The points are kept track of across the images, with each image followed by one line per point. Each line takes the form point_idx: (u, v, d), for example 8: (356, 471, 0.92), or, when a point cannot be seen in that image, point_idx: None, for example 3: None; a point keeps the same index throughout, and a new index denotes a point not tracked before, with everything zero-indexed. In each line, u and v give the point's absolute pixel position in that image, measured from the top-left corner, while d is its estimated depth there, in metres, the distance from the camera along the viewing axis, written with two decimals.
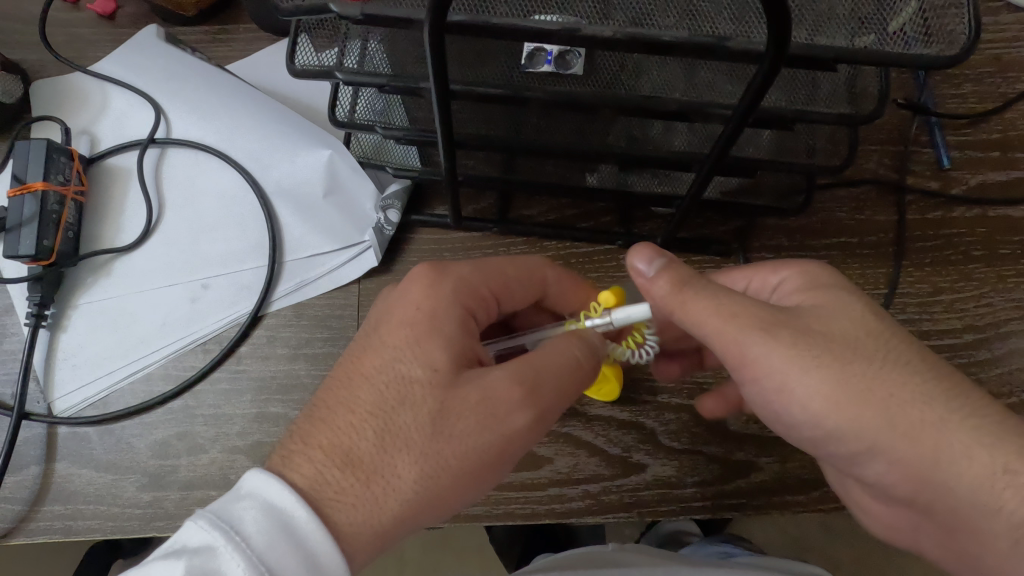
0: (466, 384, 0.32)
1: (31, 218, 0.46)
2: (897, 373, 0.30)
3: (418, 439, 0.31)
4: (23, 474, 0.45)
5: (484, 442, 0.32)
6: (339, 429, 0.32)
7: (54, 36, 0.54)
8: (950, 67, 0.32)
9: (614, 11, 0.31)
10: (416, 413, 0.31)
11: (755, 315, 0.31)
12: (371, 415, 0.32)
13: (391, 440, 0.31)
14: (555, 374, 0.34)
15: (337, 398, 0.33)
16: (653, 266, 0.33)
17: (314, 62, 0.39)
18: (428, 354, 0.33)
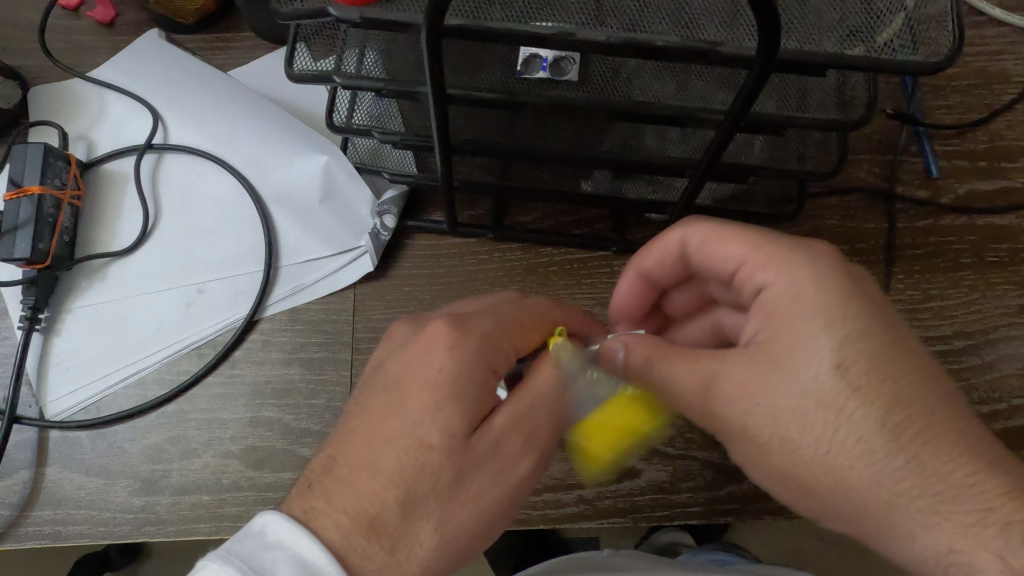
0: (483, 442, 0.32)
1: (27, 221, 0.46)
2: (853, 447, 0.29)
3: (440, 503, 0.31)
4: (12, 479, 0.45)
5: (496, 500, 0.32)
6: (362, 496, 0.30)
7: (53, 43, 0.54)
8: (934, 74, 0.33)
9: (609, 18, 0.32)
10: (438, 475, 0.31)
11: (713, 394, 0.31)
12: (393, 483, 0.30)
13: (416, 506, 0.30)
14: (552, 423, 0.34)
15: (358, 458, 0.31)
16: (623, 347, 0.35)
17: (313, 67, 0.40)
18: (446, 418, 0.31)
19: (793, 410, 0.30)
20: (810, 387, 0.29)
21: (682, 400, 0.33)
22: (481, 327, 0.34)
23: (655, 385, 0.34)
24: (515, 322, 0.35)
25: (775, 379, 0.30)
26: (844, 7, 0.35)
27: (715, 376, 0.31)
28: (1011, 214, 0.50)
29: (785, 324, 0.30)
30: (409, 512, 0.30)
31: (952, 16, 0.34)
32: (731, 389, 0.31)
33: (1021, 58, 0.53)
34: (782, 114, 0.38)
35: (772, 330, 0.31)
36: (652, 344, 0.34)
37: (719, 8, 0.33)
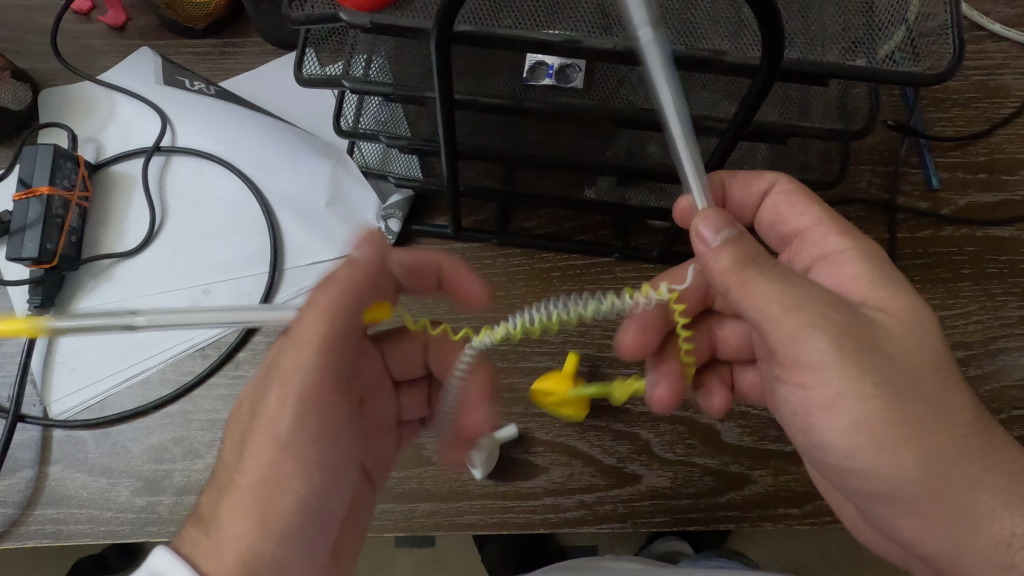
0: (260, 429, 0.32)
1: (36, 221, 0.47)
2: (949, 421, 0.30)
3: (272, 483, 0.32)
4: (15, 478, 0.45)
5: (308, 457, 0.33)
6: (221, 526, 0.31)
7: (64, 46, 0.55)
8: (935, 84, 0.33)
9: (615, 27, 0.33)
10: (256, 461, 0.32)
11: (815, 320, 0.30)
12: (234, 497, 0.32)
13: (253, 503, 0.31)
14: (320, 377, 0.33)
15: (219, 495, 0.32)
16: (721, 236, 0.31)
17: (321, 72, 0.40)
18: (245, 421, 0.33)
19: (904, 364, 0.30)
20: (917, 349, 0.31)
21: (787, 315, 0.30)
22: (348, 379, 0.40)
23: (743, 281, 0.31)
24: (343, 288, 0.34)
25: (887, 326, 0.31)
26: (847, 20, 0.36)
27: (811, 307, 0.30)
28: (1011, 225, 0.50)
29: (878, 290, 0.33)
30: (255, 516, 0.31)
31: (953, 28, 0.35)
32: (838, 314, 0.31)
33: (1020, 72, 0.53)
34: (785, 123, 0.38)
35: (868, 290, 0.33)
36: (754, 244, 0.32)
37: (724, 18, 0.33)
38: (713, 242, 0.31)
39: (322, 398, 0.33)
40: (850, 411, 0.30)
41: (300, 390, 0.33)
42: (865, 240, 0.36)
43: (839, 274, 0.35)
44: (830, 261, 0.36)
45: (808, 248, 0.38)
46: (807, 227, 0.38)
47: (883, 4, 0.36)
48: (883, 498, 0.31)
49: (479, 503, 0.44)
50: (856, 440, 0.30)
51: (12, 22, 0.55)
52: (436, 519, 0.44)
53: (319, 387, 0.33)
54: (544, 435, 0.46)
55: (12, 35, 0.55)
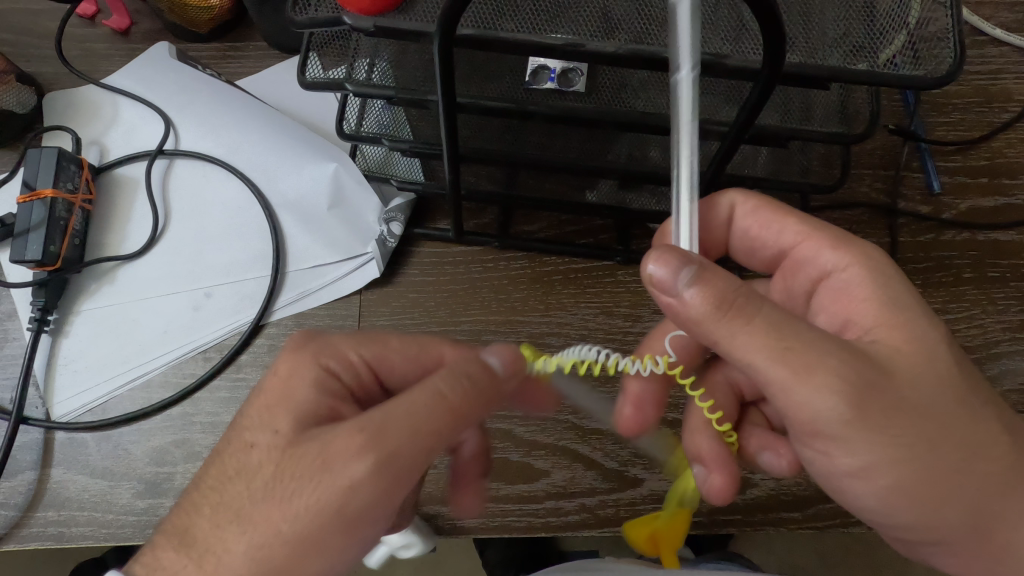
0: (331, 439, 0.28)
1: (40, 224, 0.47)
2: (969, 450, 0.30)
3: (306, 535, 0.27)
4: (17, 480, 0.45)
5: (353, 523, 0.27)
6: (226, 552, 0.27)
7: (69, 51, 0.55)
8: (936, 88, 0.34)
9: (617, 31, 0.33)
10: (297, 509, 0.27)
11: (831, 383, 0.28)
12: (252, 528, 0.27)
13: (280, 552, 0.27)
14: (409, 446, 0.28)
15: (231, 521, 0.27)
16: (686, 280, 0.28)
17: (325, 75, 0.40)
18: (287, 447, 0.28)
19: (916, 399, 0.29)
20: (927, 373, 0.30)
21: (817, 395, 0.28)
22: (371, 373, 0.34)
23: (734, 338, 0.28)
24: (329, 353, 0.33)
25: (893, 358, 0.30)
26: (847, 25, 0.36)
27: (816, 359, 0.28)
28: (1012, 229, 0.50)
29: (880, 309, 0.32)
30: (276, 560, 0.27)
31: (952, 32, 0.35)
32: (851, 362, 0.28)
33: (1021, 77, 0.53)
34: (786, 126, 0.38)
35: (872, 313, 0.32)
36: (732, 285, 0.28)
37: (724, 21, 0.34)
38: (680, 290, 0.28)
39: (415, 453, 0.28)
40: (876, 468, 0.30)
41: (374, 424, 0.28)
42: (863, 252, 0.34)
43: (842, 296, 0.34)
44: (831, 281, 0.35)
45: (803, 264, 0.37)
46: (795, 242, 0.37)
47: (882, 9, 0.36)
48: (926, 540, 0.32)
49: (480, 507, 0.44)
50: (892, 500, 0.31)
51: (18, 26, 0.56)
52: (437, 523, 0.44)
53: (389, 443, 0.28)
54: (545, 439, 0.46)
55: (17, 39, 0.55)
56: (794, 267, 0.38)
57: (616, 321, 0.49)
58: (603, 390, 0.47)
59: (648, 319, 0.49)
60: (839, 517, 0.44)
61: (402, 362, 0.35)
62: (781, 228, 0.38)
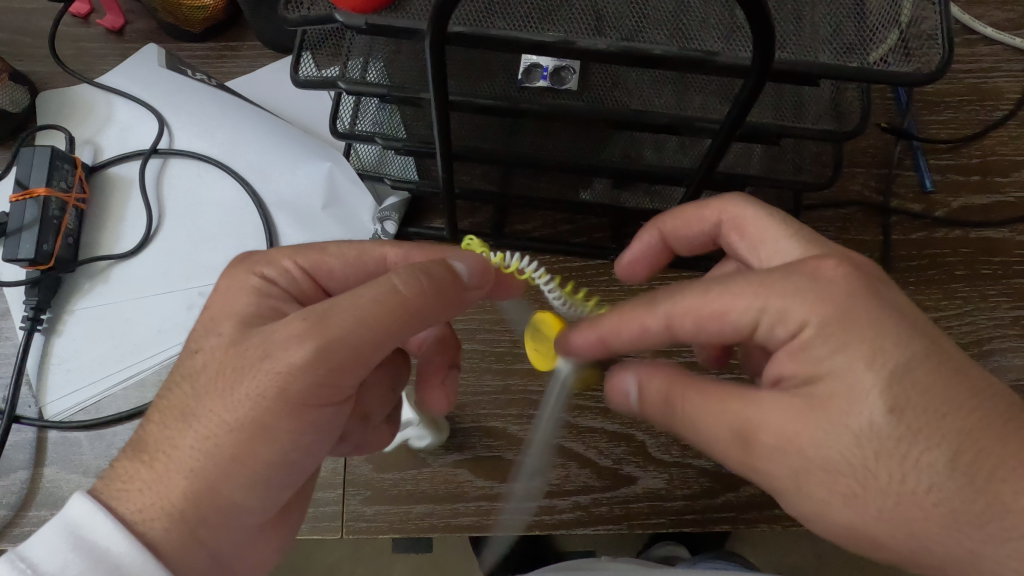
0: (273, 335, 0.29)
1: (33, 223, 0.47)
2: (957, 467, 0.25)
3: (250, 425, 0.29)
4: (10, 479, 0.45)
5: (302, 404, 0.29)
6: (175, 450, 0.29)
7: (63, 50, 0.55)
8: (927, 85, 0.34)
9: (608, 29, 0.33)
10: (239, 401, 0.29)
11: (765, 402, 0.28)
12: (201, 423, 0.29)
13: (229, 442, 0.29)
14: (353, 330, 0.29)
15: (180, 425, 0.29)
16: (633, 395, 0.34)
17: (318, 74, 0.41)
18: (236, 343, 0.30)
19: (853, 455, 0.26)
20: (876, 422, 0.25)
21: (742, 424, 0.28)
22: (306, 276, 0.35)
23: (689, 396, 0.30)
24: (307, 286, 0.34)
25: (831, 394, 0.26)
26: (839, 24, 0.36)
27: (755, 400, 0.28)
28: (1004, 227, 0.51)
29: (824, 362, 0.27)
30: (224, 450, 0.29)
31: (943, 31, 0.35)
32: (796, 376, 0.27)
33: (1012, 76, 0.54)
34: (778, 125, 0.38)
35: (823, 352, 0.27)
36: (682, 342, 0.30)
37: (716, 20, 0.34)
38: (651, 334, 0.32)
39: (362, 340, 0.30)
40: (858, 508, 0.27)
41: (315, 314, 0.29)
42: (776, 282, 0.28)
43: (802, 350, 0.27)
44: (781, 333, 0.28)
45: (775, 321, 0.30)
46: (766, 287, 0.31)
47: (873, 8, 0.36)
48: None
49: (475, 505, 0.44)
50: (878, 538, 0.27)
51: (12, 25, 0.56)
52: (431, 521, 0.44)
53: (326, 335, 0.29)
54: (539, 436, 0.46)
55: (12, 39, 0.55)
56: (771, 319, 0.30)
57: None
58: (597, 389, 0.47)
59: None
60: None
61: (341, 266, 0.36)
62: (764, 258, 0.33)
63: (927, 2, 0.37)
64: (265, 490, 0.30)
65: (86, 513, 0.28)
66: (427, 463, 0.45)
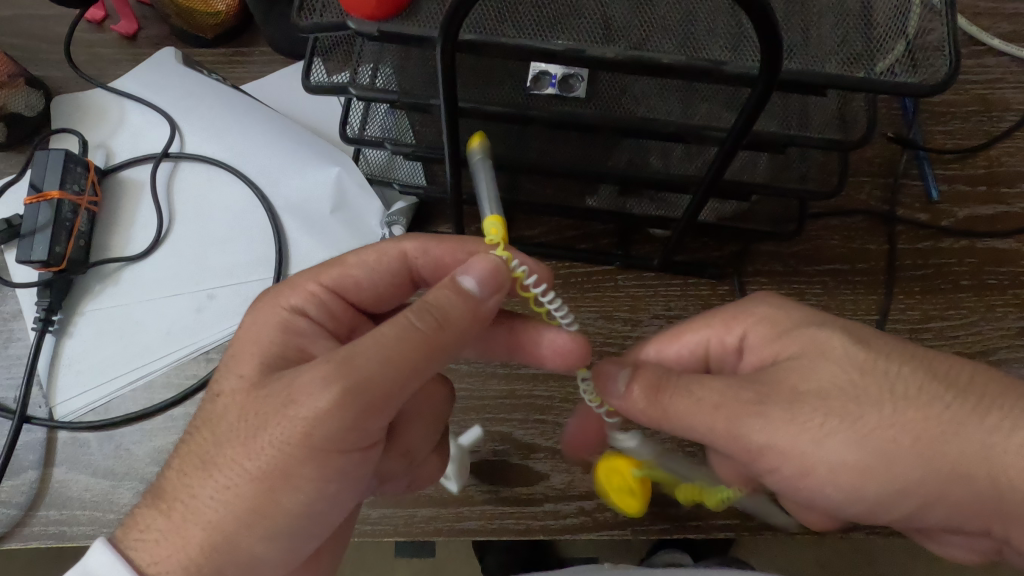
0: (306, 370, 0.30)
1: (46, 225, 0.48)
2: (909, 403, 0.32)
3: (274, 472, 0.30)
4: (20, 479, 0.45)
5: (324, 451, 0.30)
6: (193, 498, 0.31)
7: (77, 55, 0.56)
8: (932, 94, 0.34)
9: (617, 38, 0.33)
10: (262, 448, 0.30)
11: (735, 406, 0.33)
12: (224, 474, 0.30)
13: (247, 496, 0.30)
14: (372, 371, 0.30)
15: (200, 475, 0.31)
16: (621, 382, 0.36)
17: (329, 80, 0.41)
18: (255, 398, 0.31)
19: (844, 390, 0.32)
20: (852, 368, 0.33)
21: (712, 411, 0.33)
22: (335, 297, 0.38)
23: (676, 409, 0.34)
24: (329, 294, 0.37)
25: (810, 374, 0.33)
26: (845, 34, 0.36)
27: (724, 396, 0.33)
28: (1011, 237, 0.51)
29: (781, 343, 0.36)
30: (241, 502, 0.30)
31: (949, 42, 0.35)
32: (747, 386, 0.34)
33: (1019, 87, 0.54)
34: (784, 133, 0.39)
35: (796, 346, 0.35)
36: (656, 375, 0.36)
37: (723, 30, 0.34)
38: (621, 386, 0.36)
39: (389, 381, 0.30)
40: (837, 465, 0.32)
41: (340, 355, 0.30)
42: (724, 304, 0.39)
43: (775, 344, 0.36)
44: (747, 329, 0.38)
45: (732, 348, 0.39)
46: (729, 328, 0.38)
47: (880, 19, 0.37)
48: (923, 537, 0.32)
49: (479, 510, 0.45)
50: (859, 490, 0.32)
51: (27, 30, 0.57)
52: (436, 525, 0.44)
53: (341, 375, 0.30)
54: (544, 441, 0.46)
55: (27, 44, 0.56)
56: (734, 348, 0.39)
57: (616, 324, 0.49)
58: None
59: (647, 324, 0.50)
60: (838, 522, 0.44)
61: (365, 275, 0.38)
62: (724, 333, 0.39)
63: (933, 14, 0.37)
64: (288, 541, 0.31)
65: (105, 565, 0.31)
66: None
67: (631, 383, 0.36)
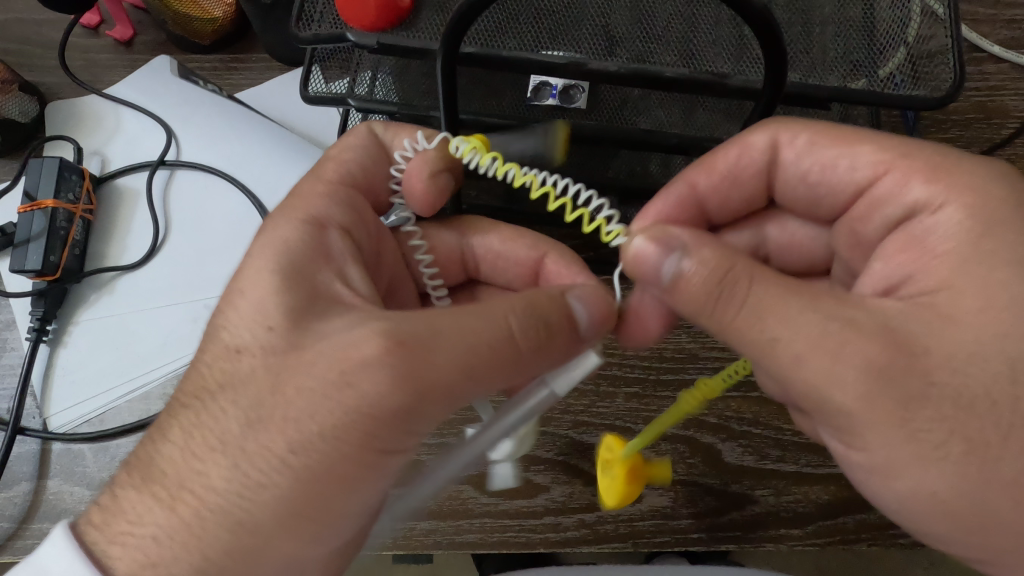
0: (424, 330, 0.27)
1: (40, 234, 0.47)
2: None
3: (331, 475, 0.27)
4: (12, 492, 0.44)
5: (396, 431, 0.27)
6: (264, 490, 0.27)
7: (72, 59, 0.55)
8: (937, 107, 0.34)
9: (619, 50, 0.33)
10: (302, 440, 0.27)
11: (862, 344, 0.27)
12: (313, 421, 0.27)
13: (315, 471, 0.27)
14: (445, 369, 0.27)
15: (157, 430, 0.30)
16: (670, 263, 0.29)
17: (327, 89, 0.41)
18: (386, 366, 0.26)
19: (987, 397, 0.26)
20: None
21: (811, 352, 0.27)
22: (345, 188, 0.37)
23: (731, 320, 0.28)
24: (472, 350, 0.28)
25: (951, 303, 0.28)
26: (847, 44, 0.36)
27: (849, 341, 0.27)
28: None
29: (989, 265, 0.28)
30: (268, 509, 0.27)
31: (953, 50, 0.35)
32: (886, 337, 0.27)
33: (1020, 94, 0.54)
34: None
35: (940, 270, 0.29)
36: (724, 254, 0.29)
37: (726, 41, 0.34)
38: (670, 269, 0.29)
39: (448, 376, 0.27)
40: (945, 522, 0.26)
41: (399, 333, 0.27)
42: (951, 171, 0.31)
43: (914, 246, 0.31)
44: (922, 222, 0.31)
45: (884, 201, 0.32)
46: (873, 175, 0.33)
47: (882, 28, 0.36)
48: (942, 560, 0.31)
49: (480, 522, 0.44)
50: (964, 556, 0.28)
51: (22, 35, 0.56)
52: (436, 537, 0.44)
53: (410, 366, 0.27)
54: (543, 453, 0.46)
55: (22, 49, 0.56)
56: (871, 208, 0.33)
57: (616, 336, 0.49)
58: (602, 406, 0.47)
59: None
60: (837, 535, 0.44)
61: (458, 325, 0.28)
62: (854, 157, 0.33)
63: (935, 20, 0.37)
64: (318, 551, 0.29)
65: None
66: None
67: (686, 260, 0.29)
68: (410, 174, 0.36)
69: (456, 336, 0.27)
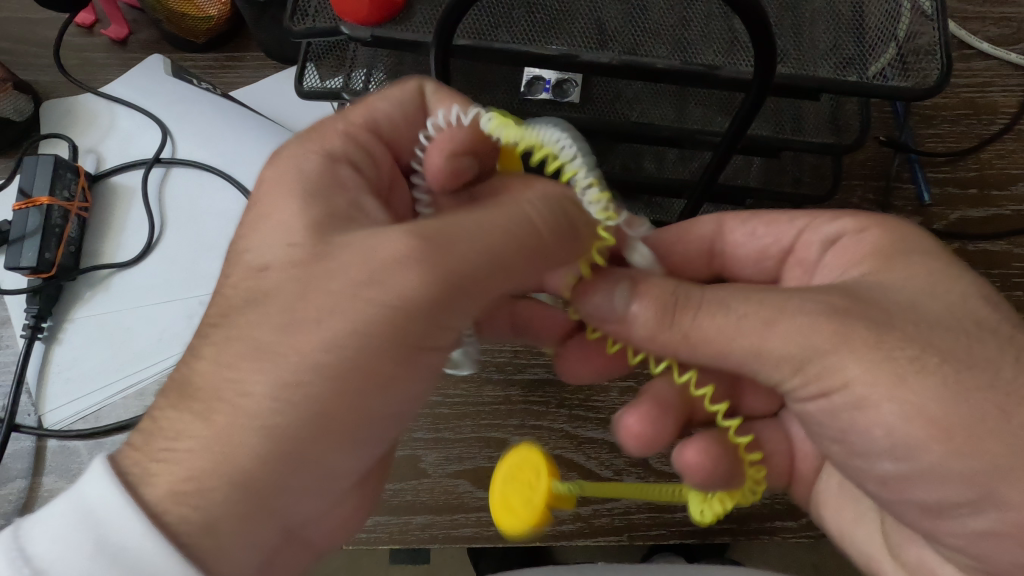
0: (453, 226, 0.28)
1: (35, 231, 0.47)
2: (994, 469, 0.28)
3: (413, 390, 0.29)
4: (8, 488, 0.44)
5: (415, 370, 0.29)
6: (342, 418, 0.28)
7: (67, 59, 0.56)
8: (925, 98, 0.34)
9: (611, 43, 0.33)
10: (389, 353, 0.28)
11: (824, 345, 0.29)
12: (336, 320, 0.27)
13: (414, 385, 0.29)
14: (472, 253, 0.28)
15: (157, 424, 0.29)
16: (622, 298, 0.32)
17: (322, 85, 0.41)
18: (427, 268, 0.27)
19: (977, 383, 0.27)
20: None
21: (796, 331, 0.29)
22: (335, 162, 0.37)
23: (687, 336, 0.31)
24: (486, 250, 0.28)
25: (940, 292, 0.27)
26: (836, 38, 0.37)
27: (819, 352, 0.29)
28: (1005, 238, 0.50)
29: None
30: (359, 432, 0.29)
31: (940, 45, 0.36)
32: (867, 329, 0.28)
33: (1008, 90, 0.54)
34: (774, 137, 0.39)
35: None
36: (666, 285, 0.32)
37: (719, 34, 0.34)
38: (620, 306, 0.32)
39: (478, 271, 0.28)
40: None
41: (427, 230, 0.28)
42: None
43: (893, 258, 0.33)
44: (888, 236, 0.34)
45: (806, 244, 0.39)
46: (796, 233, 0.39)
47: (873, 22, 0.37)
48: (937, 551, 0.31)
49: (475, 516, 0.44)
50: None
51: (16, 35, 0.56)
52: (432, 532, 0.44)
53: (437, 245, 0.27)
54: (539, 447, 0.46)
55: (16, 48, 0.56)
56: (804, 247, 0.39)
57: None
58: (598, 399, 0.47)
59: None
60: None
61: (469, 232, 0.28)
62: (779, 231, 0.40)
63: (923, 18, 0.37)
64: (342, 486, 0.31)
65: (105, 501, 0.28)
66: (427, 474, 0.45)
67: (635, 302, 0.32)
68: (433, 147, 0.35)
69: (474, 232, 0.28)
